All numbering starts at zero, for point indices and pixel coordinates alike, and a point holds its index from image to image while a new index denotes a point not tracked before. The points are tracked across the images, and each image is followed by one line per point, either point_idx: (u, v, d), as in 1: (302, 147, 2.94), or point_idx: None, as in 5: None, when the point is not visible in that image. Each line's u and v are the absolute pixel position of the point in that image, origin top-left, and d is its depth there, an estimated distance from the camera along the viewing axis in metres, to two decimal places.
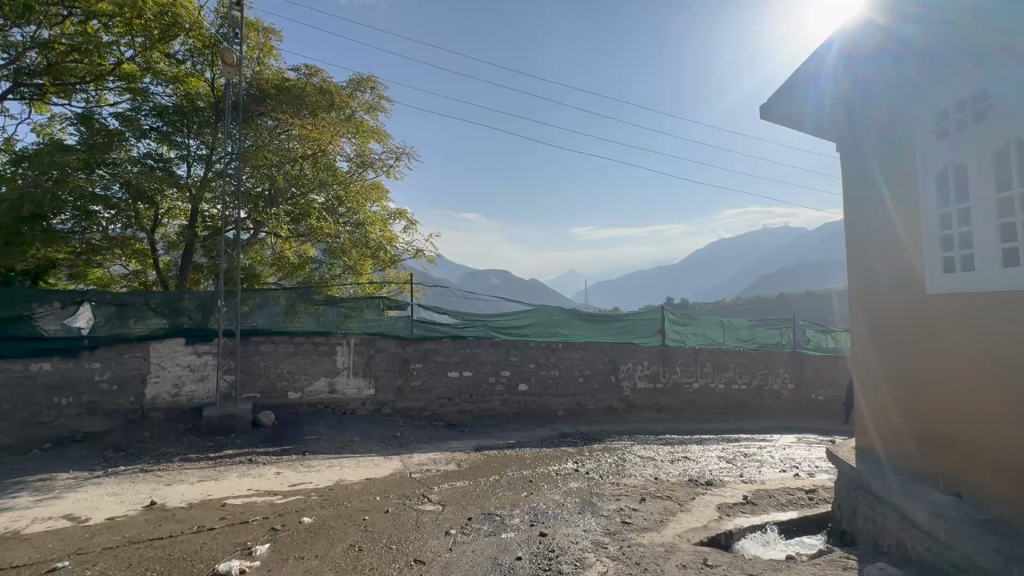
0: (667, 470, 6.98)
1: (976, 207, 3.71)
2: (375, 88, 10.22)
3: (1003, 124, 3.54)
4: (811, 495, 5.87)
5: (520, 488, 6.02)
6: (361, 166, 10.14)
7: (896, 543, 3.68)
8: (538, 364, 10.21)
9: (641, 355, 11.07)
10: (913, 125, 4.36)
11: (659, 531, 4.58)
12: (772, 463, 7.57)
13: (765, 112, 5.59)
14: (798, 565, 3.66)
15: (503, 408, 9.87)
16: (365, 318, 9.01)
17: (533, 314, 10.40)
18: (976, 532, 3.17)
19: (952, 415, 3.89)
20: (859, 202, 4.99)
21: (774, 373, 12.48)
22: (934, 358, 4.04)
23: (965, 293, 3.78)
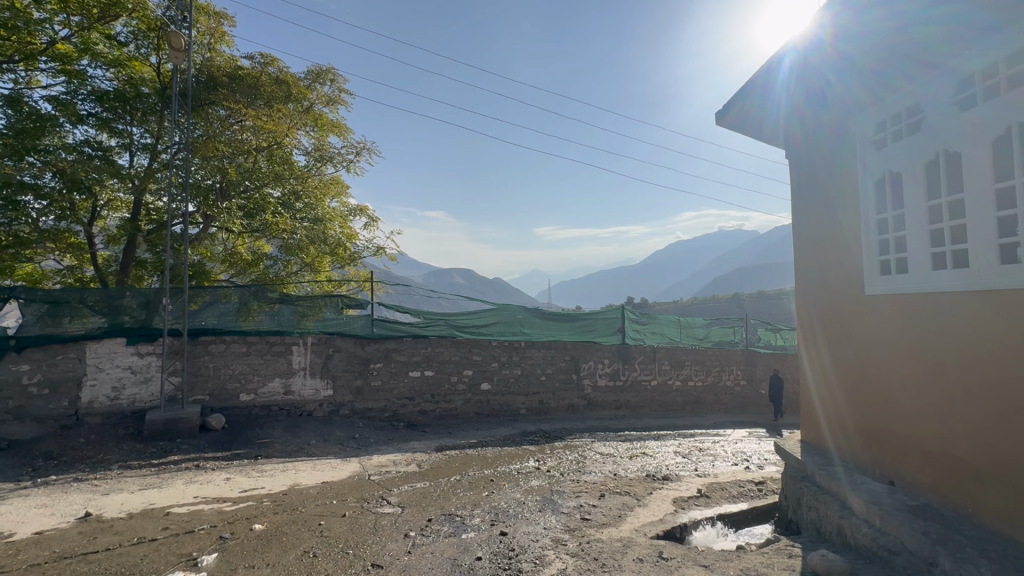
0: (626, 466, 7.12)
1: (910, 214, 3.98)
2: (335, 80, 9.92)
3: (933, 137, 3.80)
4: (760, 487, 6.14)
5: (482, 487, 6.01)
6: (319, 160, 9.86)
7: (837, 530, 3.89)
8: (500, 363, 10.22)
9: (601, 354, 11.27)
10: (854, 136, 4.64)
11: (617, 526, 4.66)
12: (724, 457, 7.87)
13: (721, 118, 5.82)
14: (747, 554, 3.80)
15: (465, 408, 9.82)
16: (323, 317, 8.73)
17: (496, 314, 10.37)
18: (907, 518, 3.40)
19: (888, 408, 4.16)
20: (809, 207, 5.25)
21: (727, 370, 12.97)
22: (874, 355, 4.30)
23: (899, 294, 4.04)
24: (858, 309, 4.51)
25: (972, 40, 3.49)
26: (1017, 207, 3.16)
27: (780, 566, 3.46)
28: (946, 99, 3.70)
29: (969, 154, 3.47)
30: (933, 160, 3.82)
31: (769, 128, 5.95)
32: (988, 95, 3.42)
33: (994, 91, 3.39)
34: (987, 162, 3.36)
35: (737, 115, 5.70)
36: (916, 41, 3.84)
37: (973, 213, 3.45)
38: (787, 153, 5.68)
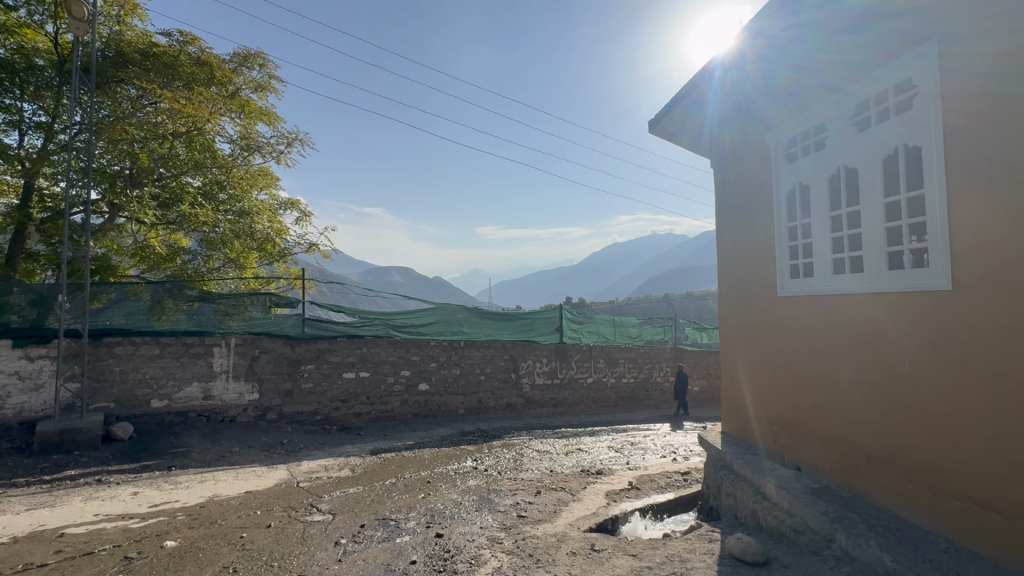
0: (562, 462, 7.29)
1: (816, 223, 4.36)
2: (264, 65, 9.38)
3: (835, 154, 4.19)
4: (686, 477, 6.51)
5: (417, 489, 5.90)
6: (246, 149, 9.33)
7: (751, 514, 4.20)
8: (439, 363, 10.11)
9: (539, 353, 11.45)
10: (767, 149, 5.04)
11: (552, 522, 4.76)
12: (654, 450, 8.27)
13: (657, 123, 6.19)
14: (673, 541, 4.01)
15: (402, 409, 9.61)
16: (248, 316, 8.19)
17: (435, 313, 10.23)
18: (810, 499, 3.74)
19: (795, 399, 4.56)
20: (730, 213, 5.64)
21: (657, 366, 13.59)
22: (785, 351, 4.70)
23: (806, 295, 4.43)
24: (773, 308, 4.88)
25: (869, 67, 3.87)
26: (902, 219, 3.56)
27: (701, 550, 3.68)
28: (846, 120, 4.10)
29: (866, 169, 3.86)
30: (835, 174, 4.22)
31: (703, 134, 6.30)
32: (880, 118, 3.83)
33: (884, 116, 3.79)
34: (880, 177, 3.75)
35: (673, 117, 6.00)
36: (825, 63, 4.24)
37: (867, 223, 3.84)
38: (712, 160, 6.05)
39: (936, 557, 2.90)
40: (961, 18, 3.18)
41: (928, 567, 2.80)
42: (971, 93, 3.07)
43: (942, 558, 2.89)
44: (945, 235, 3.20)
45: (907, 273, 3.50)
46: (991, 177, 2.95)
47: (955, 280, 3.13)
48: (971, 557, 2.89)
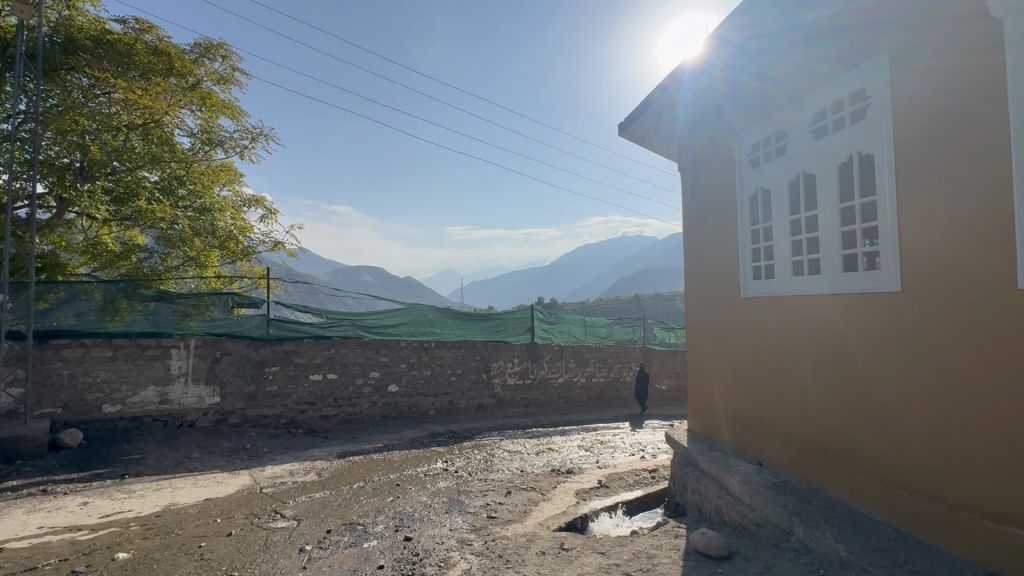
0: (533, 462, 7.31)
1: (777, 226, 4.52)
2: (227, 57, 9.06)
3: (794, 160, 4.35)
4: (653, 475, 6.64)
5: (386, 493, 5.80)
6: (207, 143, 8.97)
7: (715, 509, 4.31)
8: (409, 364, 9.98)
9: (511, 353, 11.45)
10: (731, 154, 5.19)
11: (522, 522, 4.77)
12: (623, 449, 8.39)
13: (627, 125, 6.31)
14: (640, 538, 4.07)
15: (371, 411, 9.45)
16: (210, 317, 7.90)
17: (405, 313, 10.10)
18: (771, 494, 3.86)
19: (757, 396, 4.71)
20: (697, 216, 5.78)
21: (627, 366, 13.79)
22: (747, 349, 4.86)
23: (767, 296, 4.59)
24: (736, 309, 5.03)
25: (826, 77, 4.04)
26: (857, 224, 3.72)
27: (668, 546, 3.75)
28: (805, 127, 4.26)
29: (824, 175, 4.01)
30: (794, 179, 4.38)
31: (671, 137, 6.44)
32: (837, 126, 3.99)
33: (840, 124, 3.96)
34: (836, 182, 3.92)
35: (643, 119, 6.12)
36: (788, 71, 4.41)
37: (824, 227, 4.00)
38: (679, 164, 6.19)
39: (885, 546, 3.05)
40: (908, 32, 3.34)
41: (878, 556, 2.94)
42: (918, 104, 3.24)
43: (891, 547, 3.04)
44: (895, 239, 3.36)
45: (860, 275, 3.66)
46: (935, 185, 3.12)
47: (903, 282, 3.30)
48: (918, 545, 3.05)
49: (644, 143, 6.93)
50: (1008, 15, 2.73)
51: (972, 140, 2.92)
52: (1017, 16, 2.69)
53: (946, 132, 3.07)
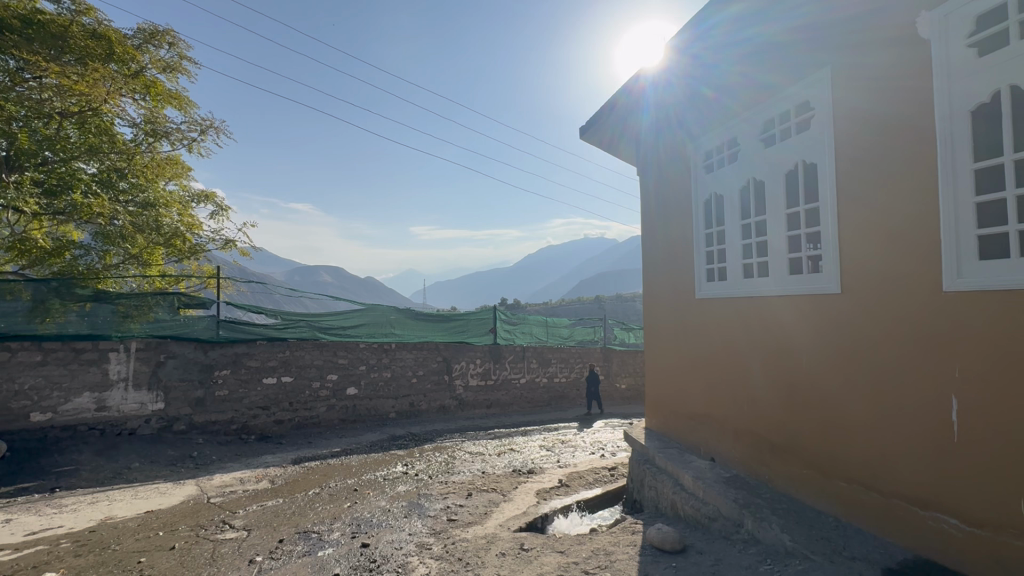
0: (494, 463, 7.29)
1: (730, 230, 4.69)
2: (174, 44, 8.61)
3: (744, 167, 4.53)
4: (612, 472, 6.75)
5: (343, 499, 5.64)
6: (151, 135, 8.46)
7: (670, 505, 4.43)
8: (368, 366, 9.77)
9: (473, 354, 11.40)
10: (687, 160, 5.36)
11: (482, 523, 4.75)
12: (583, 448, 8.50)
13: (589, 127, 6.42)
14: (599, 536, 4.13)
15: (328, 415, 9.17)
16: (153, 318, 7.47)
17: (364, 314, 9.88)
18: (723, 488, 4.00)
19: (711, 393, 4.87)
20: (655, 219, 5.94)
21: (588, 366, 14.00)
22: (702, 348, 5.02)
23: (720, 297, 4.76)
24: (691, 309, 5.20)
25: (775, 89, 4.24)
26: (802, 229, 3.92)
27: (625, 542, 3.82)
28: (755, 136, 4.45)
29: (772, 182, 4.20)
30: (744, 185, 4.57)
31: (633, 141, 6.60)
32: (784, 135, 4.19)
33: (787, 134, 4.16)
34: (783, 189, 4.11)
35: (604, 123, 6.24)
36: (742, 81, 4.59)
37: (772, 232, 4.19)
38: (638, 168, 6.35)
39: (827, 534, 3.22)
40: (847, 50, 3.55)
41: (820, 544, 3.10)
42: (857, 117, 3.44)
43: (832, 535, 3.21)
44: (836, 244, 3.57)
45: (805, 277, 3.86)
46: (870, 194, 3.33)
47: (843, 284, 3.49)
48: (855, 532, 3.24)
49: (607, 146, 7.07)
50: (932, 38, 2.94)
51: (901, 154, 3.13)
52: (941, 40, 2.90)
53: (879, 145, 3.27)
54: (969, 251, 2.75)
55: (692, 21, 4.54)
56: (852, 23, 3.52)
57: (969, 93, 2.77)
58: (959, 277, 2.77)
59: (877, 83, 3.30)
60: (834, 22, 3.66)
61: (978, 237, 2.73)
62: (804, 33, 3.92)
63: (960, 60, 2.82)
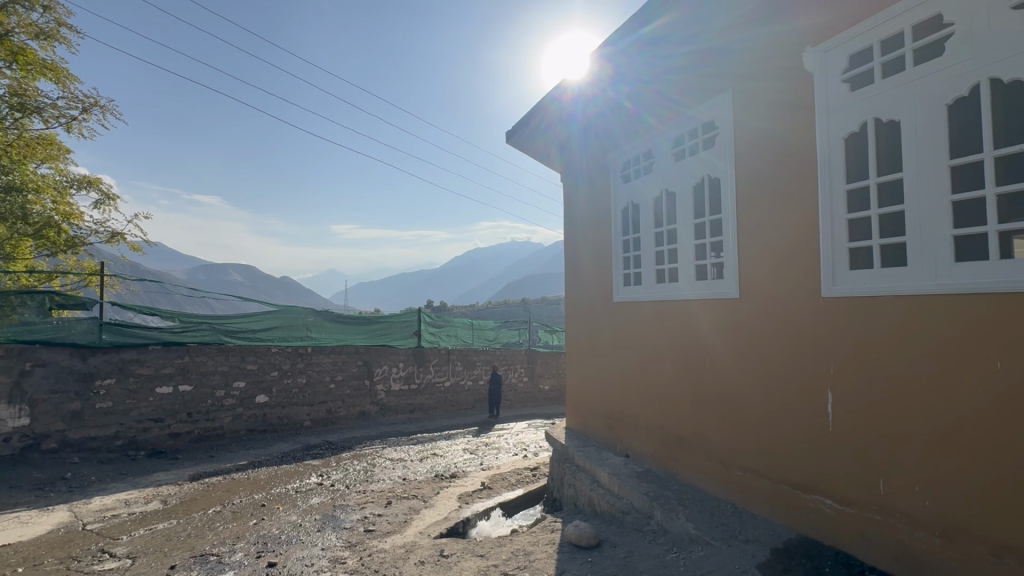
0: (416, 469, 7.13)
1: (645, 238, 4.96)
2: (51, 8, 7.53)
3: (658, 179, 4.81)
4: (534, 472, 6.87)
5: (248, 516, 5.21)
6: (18, 110, 7.20)
7: (588, 501, 4.57)
8: (281, 372, 9.15)
9: (396, 357, 11.06)
10: (608, 168, 5.58)
11: (401, 532, 4.61)
12: (507, 449, 8.56)
13: (516, 130, 6.50)
14: (519, 537, 4.16)
15: (234, 425, 8.46)
16: (18, 320, 6.52)
17: (278, 316, 9.29)
18: (635, 482, 4.21)
19: (627, 392, 5.09)
20: (578, 224, 6.14)
21: (512, 368, 14.11)
22: (619, 347, 5.24)
23: (635, 300, 5.01)
24: (609, 312, 5.44)
25: (684, 107, 4.54)
26: (707, 238, 4.23)
27: (544, 541, 3.89)
28: (667, 150, 4.74)
29: (682, 193, 4.50)
30: (658, 196, 4.85)
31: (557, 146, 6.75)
32: (692, 151, 4.50)
33: (695, 149, 4.47)
34: (692, 200, 4.42)
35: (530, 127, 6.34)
36: (658, 95, 4.86)
37: (682, 240, 4.49)
38: (563, 173, 6.52)
39: (725, 521, 3.49)
40: (745, 76, 3.88)
41: (719, 530, 3.35)
42: (752, 139, 3.78)
43: (729, 520, 3.49)
44: (735, 252, 3.89)
45: (709, 282, 4.18)
46: (763, 209, 3.67)
47: (741, 289, 3.82)
48: (749, 517, 3.54)
49: (532, 151, 7.19)
50: (815, 72, 3.31)
51: (789, 173, 3.47)
52: (822, 74, 3.27)
53: (770, 164, 3.62)
54: (842, 262, 3.11)
55: (613, 35, 4.73)
56: (749, 52, 3.86)
57: (844, 122, 3.14)
58: (835, 284, 3.13)
59: (770, 107, 3.63)
60: (735, 49, 4.00)
61: (849, 249, 3.10)
62: (710, 57, 4.25)
63: (837, 93, 3.19)
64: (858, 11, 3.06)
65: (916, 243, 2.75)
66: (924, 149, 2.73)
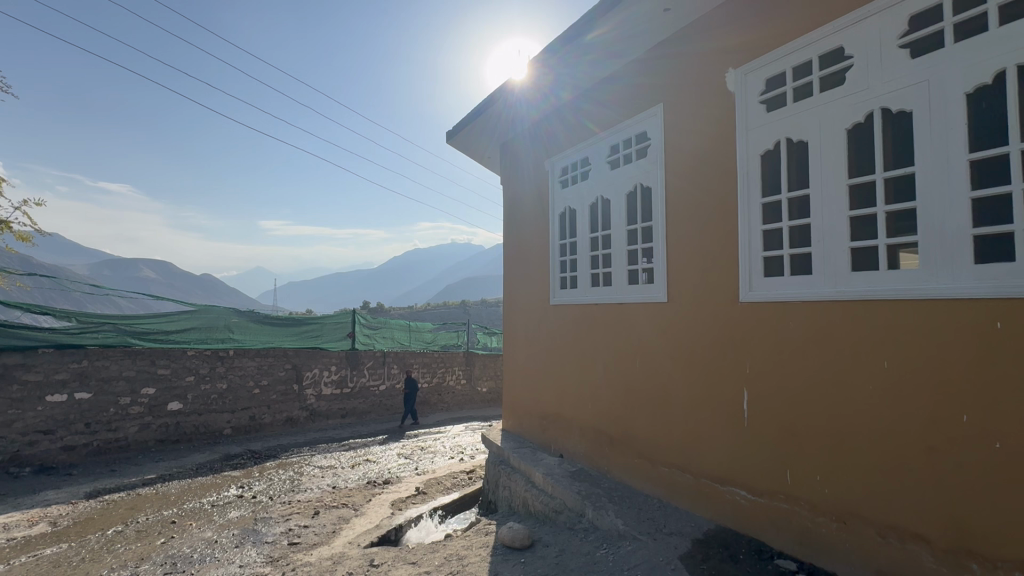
0: (347, 476, 6.84)
1: (581, 242, 5.09)
2: None
3: (595, 185, 4.96)
4: (470, 476, 6.81)
5: (155, 535, 4.76)
6: None
7: (522, 502, 4.61)
8: (198, 377, 8.47)
9: (328, 361, 10.57)
10: (548, 172, 5.66)
11: (329, 543, 4.41)
12: (443, 453, 8.43)
13: (456, 130, 6.46)
14: (453, 541, 4.11)
15: (141, 436, 7.71)
16: None
17: (196, 317, 8.63)
18: (568, 481, 4.29)
19: (562, 392, 5.19)
20: (517, 226, 6.19)
21: (451, 370, 13.92)
22: (556, 348, 5.33)
23: (571, 302, 5.12)
24: (546, 313, 5.53)
25: (618, 117, 4.71)
26: (639, 244, 4.41)
27: (477, 545, 3.87)
28: (604, 158, 4.89)
29: (617, 200, 4.67)
30: (594, 202, 5.00)
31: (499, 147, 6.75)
32: (625, 160, 4.67)
33: (628, 158, 4.64)
34: (625, 208, 4.60)
35: (470, 128, 6.30)
36: (597, 104, 4.99)
37: (616, 245, 4.65)
38: (503, 175, 6.55)
39: (652, 515, 3.64)
40: (673, 91, 4.09)
41: (646, 524, 3.49)
42: (680, 152, 3.98)
43: (655, 515, 3.65)
44: (664, 259, 4.08)
45: (640, 287, 4.35)
46: (688, 218, 3.88)
47: (669, 294, 4.01)
48: (674, 511, 3.72)
49: (473, 151, 7.16)
50: (736, 92, 3.55)
51: (712, 185, 3.70)
52: (742, 95, 3.51)
53: (695, 176, 3.84)
54: (758, 270, 3.36)
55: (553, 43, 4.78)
56: (677, 68, 4.08)
57: (760, 141, 3.39)
58: (751, 290, 3.37)
59: (695, 122, 3.85)
60: (665, 65, 4.20)
61: (763, 258, 3.36)
62: (644, 70, 4.42)
63: (755, 113, 3.45)
64: (773, 38, 3.33)
65: (820, 253, 3.02)
66: (828, 168, 3.00)
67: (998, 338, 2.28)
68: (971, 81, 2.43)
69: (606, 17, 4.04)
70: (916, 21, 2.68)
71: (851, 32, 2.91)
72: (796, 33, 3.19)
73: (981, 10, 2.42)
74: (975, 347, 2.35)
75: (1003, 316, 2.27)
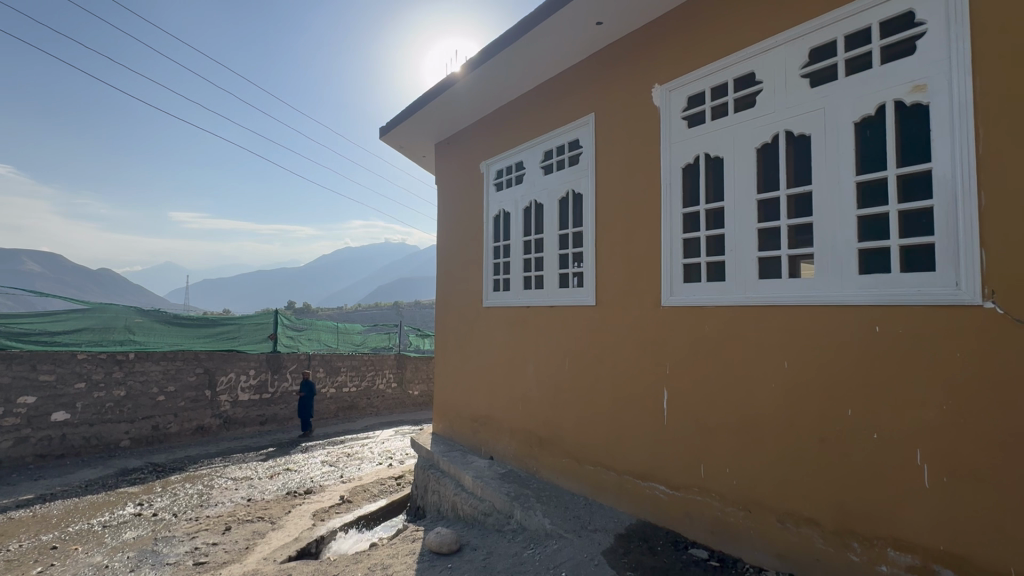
0: (264, 487, 6.42)
1: (514, 245, 5.13)
2: None
3: (529, 189, 5.02)
4: (398, 481, 6.63)
5: (30, 563, 4.18)
6: None
7: (451, 506, 4.56)
8: (91, 383, 7.60)
9: (246, 364, 9.87)
10: (483, 174, 5.65)
11: (241, 561, 4.10)
12: (370, 459, 8.14)
13: (391, 126, 6.28)
14: (378, 550, 3.96)
15: (16, 452, 6.80)
16: None
17: (91, 316, 7.75)
18: (498, 483, 4.30)
19: (494, 394, 5.19)
20: (451, 227, 6.13)
21: (381, 373, 13.48)
22: (488, 350, 5.31)
23: (504, 305, 5.15)
24: (478, 316, 5.50)
25: (552, 124, 4.80)
26: (569, 248, 4.51)
27: (403, 552, 3.77)
28: (538, 162, 4.97)
29: (550, 205, 4.76)
30: (528, 205, 5.06)
31: (434, 146, 6.65)
32: (558, 166, 4.77)
33: (561, 164, 4.74)
34: (558, 212, 4.70)
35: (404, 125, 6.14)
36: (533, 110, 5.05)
37: (549, 248, 4.73)
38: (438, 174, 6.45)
39: (577, 513, 3.73)
40: (606, 101, 4.23)
41: (572, 522, 3.57)
42: (610, 160, 4.12)
43: (581, 513, 3.74)
44: (593, 263, 4.21)
45: (571, 290, 4.45)
46: (617, 225, 4.02)
47: (598, 297, 4.13)
48: (599, 508, 3.84)
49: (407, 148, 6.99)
50: (662, 107, 3.75)
51: (639, 194, 3.87)
52: (667, 111, 3.71)
53: (624, 185, 4.00)
54: (678, 275, 3.55)
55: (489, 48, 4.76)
56: (608, 80, 4.22)
57: (682, 154, 3.60)
58: (672, 294, 3.56)
59: (626, 133, 4.01)
60: (598, 76, 4.34)
61: (683, 265, 3.55)
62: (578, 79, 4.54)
63: (678, 128, 3.65)
64: (697, 58, 3.54)
65: (733, 261, 3.25)
66: (741, 183, 3.24)
67: (877, 340, 2.57)
68: (859, 111, 2.72)
69: (542, 26, 4.10)
70: (817, 54, 2.96)
71: (763, 60, 3.17)
72: (717, 55, 3.42)
73: (867, 49, 2.71)
74: (858, 349, 2.63)
75: (881, 320, 2.57)
